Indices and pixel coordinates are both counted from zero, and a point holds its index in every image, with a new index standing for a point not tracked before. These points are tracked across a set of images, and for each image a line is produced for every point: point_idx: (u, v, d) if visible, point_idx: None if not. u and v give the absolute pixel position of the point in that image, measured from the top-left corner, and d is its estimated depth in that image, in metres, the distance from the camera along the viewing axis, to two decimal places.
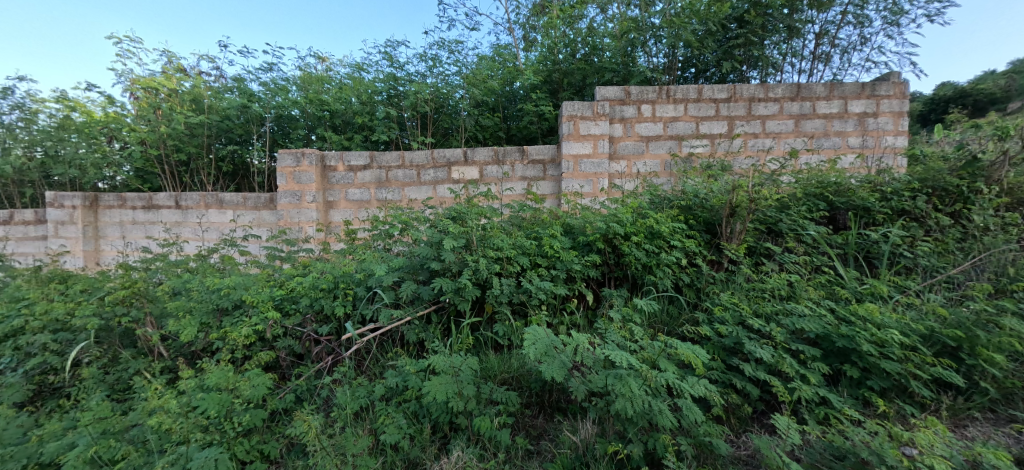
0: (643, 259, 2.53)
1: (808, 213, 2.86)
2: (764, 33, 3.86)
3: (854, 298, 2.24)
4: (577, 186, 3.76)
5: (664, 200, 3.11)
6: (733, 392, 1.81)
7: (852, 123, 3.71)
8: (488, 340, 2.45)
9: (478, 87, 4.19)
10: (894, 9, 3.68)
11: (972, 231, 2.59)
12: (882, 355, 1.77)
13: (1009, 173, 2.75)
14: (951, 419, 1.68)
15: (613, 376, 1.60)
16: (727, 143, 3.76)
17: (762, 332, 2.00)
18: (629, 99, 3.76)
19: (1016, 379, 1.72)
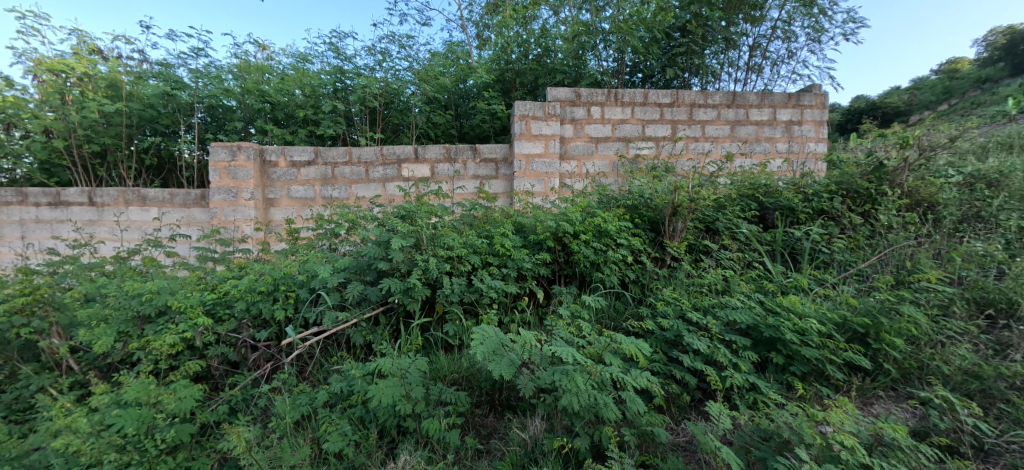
0: (591, 257, 2.60)
1: (742, 213, 3.07)
2: (704, 43, 4.07)
3: (781, 290, 2.43)
4: (529, 185, 3.79)
5: (612, 199, 3.21)
6: (672, 383, 1.90)
7: (781, 130, 4.01)
8: (438, 340, 2.42)
9: (430, 84, 4.12)
10: (816, 27, 4.01)
11: (879, 229, 2.87)
12: (804, 343, 1.93)
13: (909, 178, 3.08)
14: (860, 399, 1.86)
15: (560, 372, 1.63)
16: (670, 145, 3.93)
17: (699, 324, 2.12)
18: (580, 100, 3.83)
19: (912, 359, 1.91)
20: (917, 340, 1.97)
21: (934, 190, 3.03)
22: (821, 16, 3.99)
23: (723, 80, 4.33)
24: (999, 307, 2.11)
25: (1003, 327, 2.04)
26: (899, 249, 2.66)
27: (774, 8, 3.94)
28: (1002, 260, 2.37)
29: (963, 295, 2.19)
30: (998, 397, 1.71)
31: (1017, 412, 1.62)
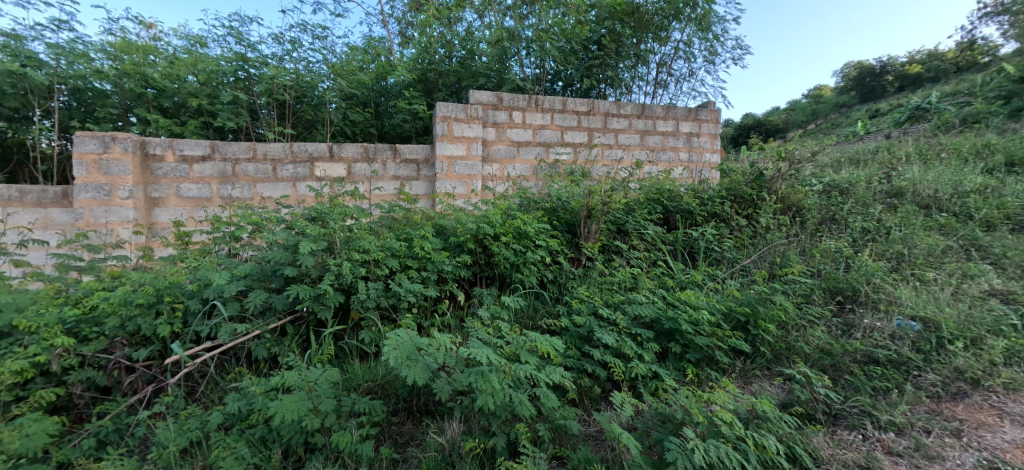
0: (511, 258, 2.65)
1: (648, 215, 3.32)
2: (617, 57, 4.34)
3: (680, 286, 2.66)
4: (450, 187, 3.77)
5: (532, 202, 3.29)
6: (584, 377, 1.99)
7: (682, 141, 4.41)
8: (353, 349, 2.31)
9: (346, 79, 3.94)
10: (711, 50, 4.46)
11: (760, 229, 3.27)
12: (697, 332, 2.13)
13: (782, 186, 3.55)
14: (742, 379, 2.09)
15: (475, 373, 1.63)
16: (587, 152, 4.14)
17: (609, 320, 2.26)
18: (501, 104, 3.88)
19: (782, 342, 2.19)
20: (787, 325, 2.26)
21: (801, 197, 3.51)
22: (715, 41, 4.44)
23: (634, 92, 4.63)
24: (847, 295, 2.50)
25: (848, 310, 2.42)
26: (775, 247, 3.05)
27: (677, 31, 4.29)
28: (849, 256, 2.81)
29: (821, 285, 2.57)
30: (844, 369, 2.01)
31: (857, 381, 1.93)
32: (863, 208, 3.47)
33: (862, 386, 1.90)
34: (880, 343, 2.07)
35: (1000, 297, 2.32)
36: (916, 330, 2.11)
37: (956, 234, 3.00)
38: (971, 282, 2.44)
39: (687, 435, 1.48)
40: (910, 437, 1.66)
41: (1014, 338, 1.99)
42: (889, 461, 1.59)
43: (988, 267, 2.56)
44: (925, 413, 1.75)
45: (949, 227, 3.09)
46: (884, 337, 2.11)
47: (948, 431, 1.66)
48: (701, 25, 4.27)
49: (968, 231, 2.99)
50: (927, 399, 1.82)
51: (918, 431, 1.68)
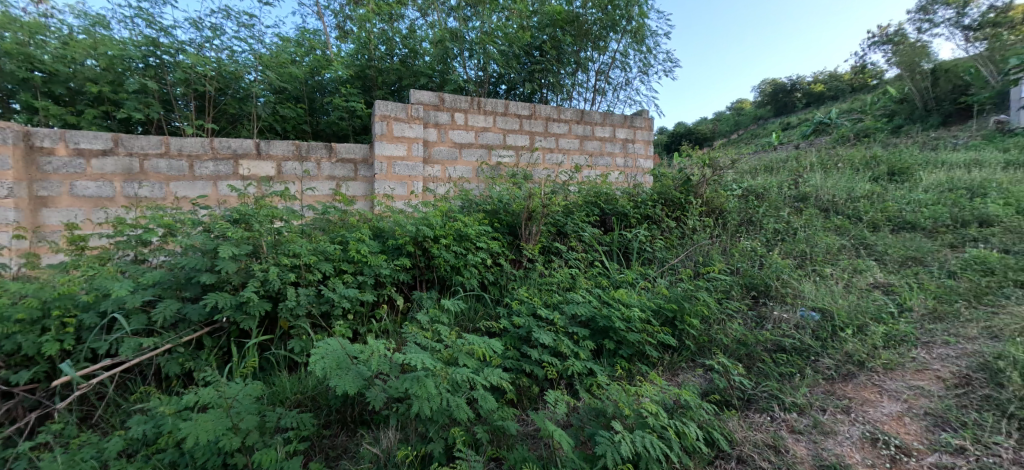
0: (452, 261, 2.62)
1: (586, 218, 3.44)
2: (558, 64, 4.44)
3: (615, 285, 2.77)
4: (390, 188, 3.66)
5: (473, 204, 3.28)
6: (522, 378, 2.01)
7: (618, 146, 4.61)
8: (281, 360, 2.17)
9: (274, 71, 3.67)
10: (645, 62, 4.71)
11: (688, 230, 3.49)
12: (629, 329, 2.23)
13: (706, 190, 3.81)
14: (670, 371, 2.22)
15: (410, 379, 1.60)
16: (528, 155, 4.20)
17: (548, 319, 2.31)
18: (443, 105, 3.84)
19: (705, 335, 2.35)
20: (710, 319, 2.44)
21: (723, 200, 3.79)
22: (648, 54, 4.70)
23: (575, 98, 4.75)
24: (761, 290, 2.73)
25: (762, 304, 2.64)
26: (701, 247, 3.26)
27: (614, 41, 4.49)
28: (762, 254, 3.08)
29: (739, 282, 2.79)
30: (757, 358, 2.20)
31: (767, 367, 2.11)
32: (775, 211, 3.81)
33: (771, 372, 2.09)
34: (787, 333, 2.29)
35: (882, 288, 2.64)
36: (815, 320, 2.34)
37: (849, 234, 3.38)
38: (860, 275, 2.76)
39: (615, 428, 1.55)
40: (809, 415, 1.85)
41: (891, 323, 2.28)
42: (791, 439, 1.76)
43: (873, 262, 2.91)
44: (822, 393, 1.96)
45: (843, 228, 3.48)
46: (790, 328, 2.33)
47: (839, 409, 1.86)
48: (636, 38, 4.50)
49: (858, 231, 3.39)
50: (823, 381, 2.03)
51: (816, 410, 1.88)
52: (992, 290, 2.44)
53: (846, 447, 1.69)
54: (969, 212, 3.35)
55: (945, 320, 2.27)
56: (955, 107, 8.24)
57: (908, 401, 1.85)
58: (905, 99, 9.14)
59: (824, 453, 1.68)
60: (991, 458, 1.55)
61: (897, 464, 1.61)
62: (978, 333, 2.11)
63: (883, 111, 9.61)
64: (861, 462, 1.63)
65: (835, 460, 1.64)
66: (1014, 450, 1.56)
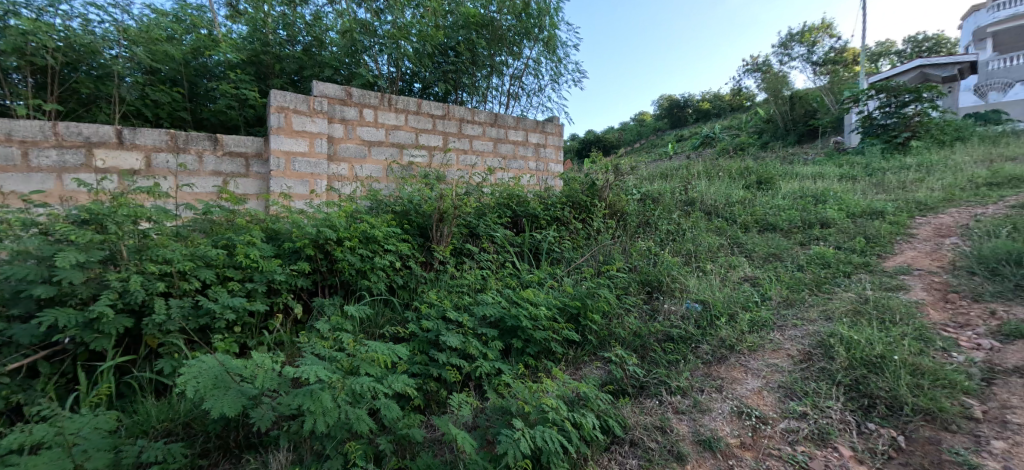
0: (358, 265, 2.48)
1: (498, 219, 3.47)
2: (472, 65, 4.44)
3: (524, 285, 2.84)
4: (288, 186, 3.35)
5: (382, 204, 3.14)
6: (429, 382, 1.97)
7: (530, 150, 4.75)
8: (146, 383, 1.89)
9: (144, 48, 3.20)
10: (557, 70, 4.90)
11: (594, 232, 3.70)
12: (536, 327, 2.30)
13: (609, 194, 4.06)
14: (573, 365, 2.33)
15: (303, 394, 1.48)
16: (441, 155, 4.12)
17: (457, 322, 2.29)
18: (350, 100, 3.61)
19: (606, 329, 2.50)
20: (610, 314, 2.60)
21: (624, 204, 4.07)
22: (559, 63, 4.90)
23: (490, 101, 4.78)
24: (655, 286, 2.99)
25: (655, 298, 2.88)
26: (604, 247, 3.47)
27: (527, 48, 4.60)
28: (656, 253, 3.37)
29: (636, 279, 3.02)
30: (649, 347, 2.40)
31: (657, 356, 2.31)
32: (667, 214, 4.18)
33: (660, 360, 2.29)
34: (674, 323, 2.52)
35: (750, 281, 3.03)
36: (698, 311, 2.62)
37: (726, 234, 3.83)
38: (734, 270, 3.14)
39: (517, 426, 1.59)
40: (690, 396, 2.06)
41: (756, 310, 2.63)
42: (675, 419, 1.95)
43: (744, 259, 3.33)
44: (702, 375, 2.20)
45: (722, 229, 3.93)
46: (677, 319, 2.57)
47: (713, 388, 2.10)
48: (547, 46, 4.66)
49: (733, 232, 3.85)
50: (702, 365, 2.28)
51: (696, 391, 2.10)
52: (828, 279, 2.92)
53: (719, 422, 1.92)
54: (814, 216, 3.99)
55: (795, 306, 2.68)
56: (806, 128, 9.77)
57: (767, 377, 2.14)
58: (770, 120, 10.63)
59: (701, 430, 1.88)
60: (826, 420, 1.86)
61: (757, 432, 1.87)
62: (817, 316, 2.52)
63: (754, 129, 11.06)
64: (729, 434, 1.87)
65: (710, 435, 1.85)
66: (841, 411, 1.89)
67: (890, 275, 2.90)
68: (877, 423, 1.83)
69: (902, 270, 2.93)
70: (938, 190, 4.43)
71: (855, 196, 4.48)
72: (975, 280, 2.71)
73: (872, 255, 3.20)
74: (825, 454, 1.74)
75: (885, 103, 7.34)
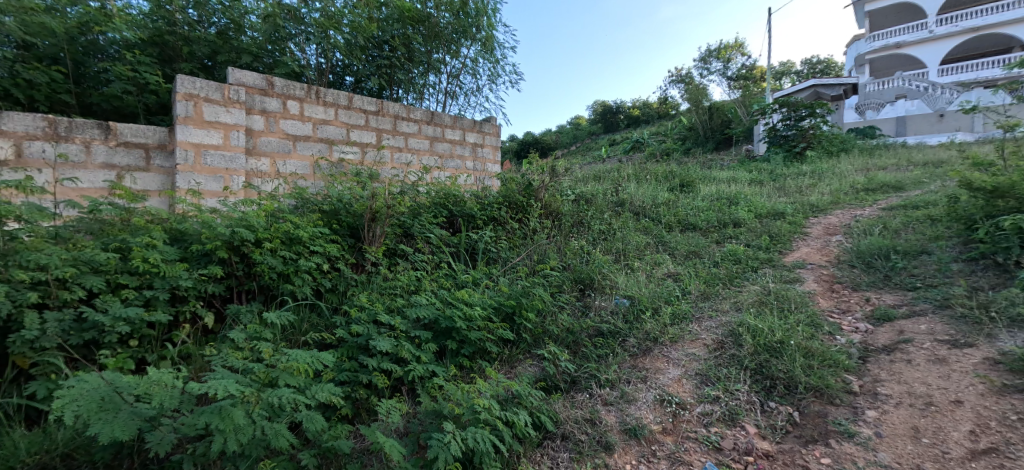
0: (280, 268, 2.31)
1: (434, 219, 3.41)
2: (406, 61, 4.31)
3: (459, 285, 2.81)
4: (199, 182, 3.01)
5: (308, 203, 2.96)
6: (358, 390, 1.89)
7: (467, 150, 4.72)
8: (15, 410, 1.63)
9: (15, 19, 2.77)
10: (494, 71, 4.91)
11: (530, 231, 3.75)
12: (471, 327, 2.28)
13: (545, 195, 4.14)
14: (508, 364, 2.35)
15: (210, 411, 1.36)
16: (375, 153, 3.96)
17: (389, 325, 2.22)
18: (272, 90, 3.35)
19: (540, 327, 2.55)
20: (545, 312, 2.65)
21: (559, 204, 4.17)
22: (496, 64, 4.91)
23: (426, 98, 4.67)
24: (587, 283, 3.09)
25: (587, 295, 2.98)
26: (540, 246, 3.52)
27: (465, 48, 4.57)
28: (588, 252, 3.49)
29: (570, 277, 3.11)
30: (581, 343, 2.47)
31: (588, 351, 2.39)
32: (599, 214, 4.35)
33: (590, 354, 2.38)
34: (604, 319, 2.62)
35: (673, 277, 3.24)
36: (626, 306, 2.75)
37: (652, 233, 4.06)
38: (659, 267, 3.34)
39: (448, 428, 1.57)
40: (618, 388, 2.16)
41: (678, 304, 2.81)
42: (604, 411, 2.04)
43: (667, 256, 3.55)
44: (629, 367, 2.31)
45: (649, 229, 4.16)
46: (607, 314, 2.68)
47: (639, 378, 2.22)
48: (485, 47, 4.66)
49: (658, 231, 4.09)
50: (629, 357, 2.39)
51: (623, 382, 2.20)
52: (739, 274, 3.20)
53: (643, 410, 2.03)
54: (728, 216, 4.34)
55: (710, 299, 2.90)
56: (722, 137, 10.64)
57: (687, 365, 2.29)
58: (692, 128, 11.46)
59: (627, 419, 1.98)
60: (736, 401, 2.04)
61: (677, 418, 2.00)
62: (729, 307, 2.74)
63: (678, 136, 11.86)
64: (653, 420, 1.98)
65: (635, 423, 1.95)
66: (748, 393, 2.08)
67: (790, 269, 3.24)
68: (777, 401, 2.04)
69: (799, 264, 3.28)
70: (828, 193, 5.02)
71: (762, 199, 4.94)
72: (855, 272, 3.10)
73: (775, 251, 3.55)
74: (734, 433, 1.91)
75: (786, 116, 8.18)
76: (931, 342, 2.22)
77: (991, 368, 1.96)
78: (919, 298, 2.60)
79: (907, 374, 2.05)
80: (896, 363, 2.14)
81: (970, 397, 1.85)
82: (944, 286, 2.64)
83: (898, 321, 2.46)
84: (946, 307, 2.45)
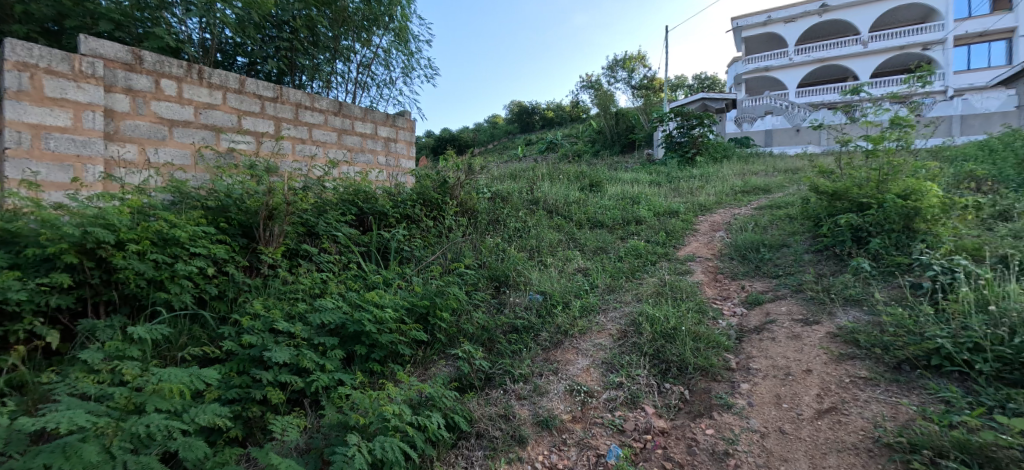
0: (151, 275, 1.99)
1: (342, 217, 3.19)
2: (310, 45, 3.97)
3: (369, 287, 2.66)
4: (39, 172, 2.48)
5: (189, 199, 2.59)
6: (251, 408, 1.70)
7: (380, 144, 4.50)
8: None
9: None
10: (408, 64, 4.73)
11: (445, 230, 3.68)
12: (382, 330, 2.17)
13: (461, 192, 4.08)
14: (421, 366, 2.28)
15: (49, 451, 1.14)
16: (272, 143, 3.60)
17: (288, 333, 2.03)
18: (141, 66, 2.88)
19: (455, 326, 2.51)
20: (460, 311, 2.61)
21: (474, 202, 4.14)
22: (411, 57, 4.74)
23: (332, 87, 4.35)
24: (502, 281, 3.11)
25: (502, 292, 3.00)
26: (455, 244, 3.47)
27: (377, 37, 4.34)
28: (502, 249, 3.51)
29: (485, 274, 3.11)
30: (496, 340, 2.48)
31: (503, 347, 2.41)
32: (514, 212, 4.41)
33: (504, 350, 2.39)
34: (519, 315, 2.66)
35: (582, 272, 3.38)
36: (539, 301, 2.81)
37: (564, 231, 4.21)
38: (570, 263, 3.47)
39: (353, 441, 1.48)
40: (531, 382, 2.20)
41: (586, 297, 2.94)
42: (517, 405, 2.06)
43: (577, 252, 3.71)
44: (541, 360, 2.37)
45: (560, 227, 4.30)
46: (521, 310, 2.72)
47: (551, 371, 2.28)
48: (398, 38, 4.46)
49: (569, 228, 4.25)
50: (542, 351, 2.46)
51: (536, 375, 2.25)
52: (640, 267, 3.44)
53: (554, 401, 2.10)
54: (631, 214, 4.66)
55: (615, 291, 3.08)
56: (626, 141, 11.42)
57: (594, 355, 2.41)
58: (600, 131, 12.13)
59: (539, 411, 2.03)
60: (637, 386, 2.19)
61: (585, 405, 2.10)
62: (631, 298, 2.94)
63: (588, 138, 12.49)
64: (563, 410, 2.05)
65: (546, 415, 2.01)
66: (646, 377, 2.24)
67: (682, 261, 3.56)
68: (672, 383, 2.23)
69: (690, 258, 3.62)
70: (714, 194, 5.61)
71: (660, 199, 5.37)
72: (733, 263, 3.50)
73: (670, 247, 3.88)
74: (635, 415, 2.05)
75: (681, 125, 9.00)
76: (788, 322, 2.58)
77: (831, 340, 2.31)
78: (782, 285, 3.01)
79: (772, 349, 2.36)
80: (764, 341, 2.45)
81: (817, 365, 2.16)
82: (799, 274, 3.08)
83: (765, 305, 2.82)
84: (800, 291, 2.87)
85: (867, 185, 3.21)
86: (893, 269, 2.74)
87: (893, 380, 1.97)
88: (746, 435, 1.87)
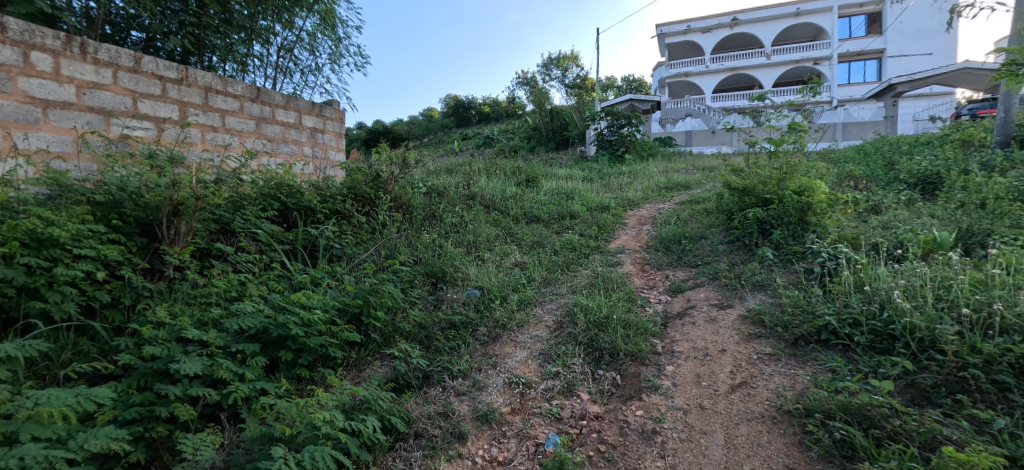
0: (21, 282, 1.70)
1: (262, 212, 2.94)
2: (221, 23, 3.60)
3: (294, 287, 2.49)
4: None
5: (71, 193, 2.24)
6: (155, 427, 1.51)
7: (305, 134, 4.22)
8: None
9: None
10: (336, 50, 4.47)
11: (378, 225, 3.53)
12: (310, 334, 2.03)
13: (395, 187, 3.94)
14: (354, 368, 2.18)
15: None
16: (177, 130, 3.21)
17: (199, 342, 1.84)
18: (3, 35, 2.44)
19: (390, 325, 2.42)
20: (395, 309, 2.52)
21: (409, 196, 4.02)
22: (339, 43, 4.48)
23: (247, 70, 3.99)
24: (439, 276, 3.05)
25: (439, 288, 2.94)
26: (389, 241, 3.34)
27: (301, 18, 4.05)
28: (438, 244, 3.44)
29: (420, 271, 3.03)
30: (433, 337, 2.43)
31: (441, 344, 2.36)
32: (450, 207, 4.34)
33: (442, 347, 2.35)
34: (456, 310, 2.63)
35: (519, 266, 3.41)
36: (477, 296, 2.80)
37: (501, 225, 4.22)
38: (507, 257, 3.49)
39: (278, 453, 1.37)
40: (470, 377, 2.18)
41: (524, 291, 2.97)
42: (456, 401, 2.04)
43: (514, 246, 3.73)
44: (480, 355, 2.36)
45: (498, 221, 4.30)
46: (458, 306, 2.69)
47: (489, 365, 2.28)
48: (324, 21, 4.19)
49: (505, 223, 4.27)
50: (480, 346, 2.44)
51: (475, 371, 2.24)
52: (574, 260, 3.54)
53: (493, 394, 2.10)
54: (565, 209, 4.78)
55: (551, 284, 3.14)
56: (560, 138, 11.71)
57: (532, 347, 2.44)
58: (535, 127, 12.32)
59: (479, 406, 2.02)
60: (574, 375, 2.26)
61: (524, 397, 2.12)
62: (566, 290, 3.02)
63: (523, 134, 12.64)
64: (502, 403, 2.06)
65: (486, 409, 2.00)
66: (582, 365, 2.32)
67: (613, 253, 3.72)
68: (605, 369, 2.32)
69: (620, 250, 3.80)
70: (640, 190, 5.92)
71: (592, 194, 5.57)
72: (658, 254, 3.72)
73: (602, 239, 4.04)
74: (571, 403, 2.11)
75: (611, 123, 9.40)
76: (707, 307, 2.79)
77: (743, 322, 2.54)
78: (701, 274, 3.25)
79: (692, 333, 2.54)
80: (686, 325, 2.63)
81: (731, 346, 2.36)
82: (714, 263, 3.35)
83: (686, 292, 3.03)
84: (716, 279, 3.11)
85: (770, 182, 3.54)
86: (791, 256, 3.06)
87: (792, 354, 2.19)
88: (671, 412, 1.99)
